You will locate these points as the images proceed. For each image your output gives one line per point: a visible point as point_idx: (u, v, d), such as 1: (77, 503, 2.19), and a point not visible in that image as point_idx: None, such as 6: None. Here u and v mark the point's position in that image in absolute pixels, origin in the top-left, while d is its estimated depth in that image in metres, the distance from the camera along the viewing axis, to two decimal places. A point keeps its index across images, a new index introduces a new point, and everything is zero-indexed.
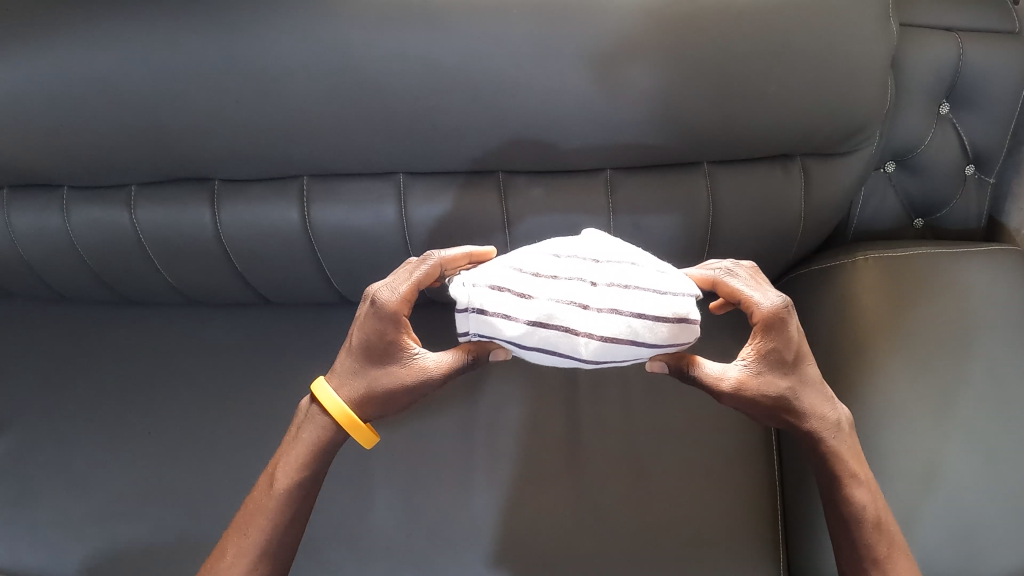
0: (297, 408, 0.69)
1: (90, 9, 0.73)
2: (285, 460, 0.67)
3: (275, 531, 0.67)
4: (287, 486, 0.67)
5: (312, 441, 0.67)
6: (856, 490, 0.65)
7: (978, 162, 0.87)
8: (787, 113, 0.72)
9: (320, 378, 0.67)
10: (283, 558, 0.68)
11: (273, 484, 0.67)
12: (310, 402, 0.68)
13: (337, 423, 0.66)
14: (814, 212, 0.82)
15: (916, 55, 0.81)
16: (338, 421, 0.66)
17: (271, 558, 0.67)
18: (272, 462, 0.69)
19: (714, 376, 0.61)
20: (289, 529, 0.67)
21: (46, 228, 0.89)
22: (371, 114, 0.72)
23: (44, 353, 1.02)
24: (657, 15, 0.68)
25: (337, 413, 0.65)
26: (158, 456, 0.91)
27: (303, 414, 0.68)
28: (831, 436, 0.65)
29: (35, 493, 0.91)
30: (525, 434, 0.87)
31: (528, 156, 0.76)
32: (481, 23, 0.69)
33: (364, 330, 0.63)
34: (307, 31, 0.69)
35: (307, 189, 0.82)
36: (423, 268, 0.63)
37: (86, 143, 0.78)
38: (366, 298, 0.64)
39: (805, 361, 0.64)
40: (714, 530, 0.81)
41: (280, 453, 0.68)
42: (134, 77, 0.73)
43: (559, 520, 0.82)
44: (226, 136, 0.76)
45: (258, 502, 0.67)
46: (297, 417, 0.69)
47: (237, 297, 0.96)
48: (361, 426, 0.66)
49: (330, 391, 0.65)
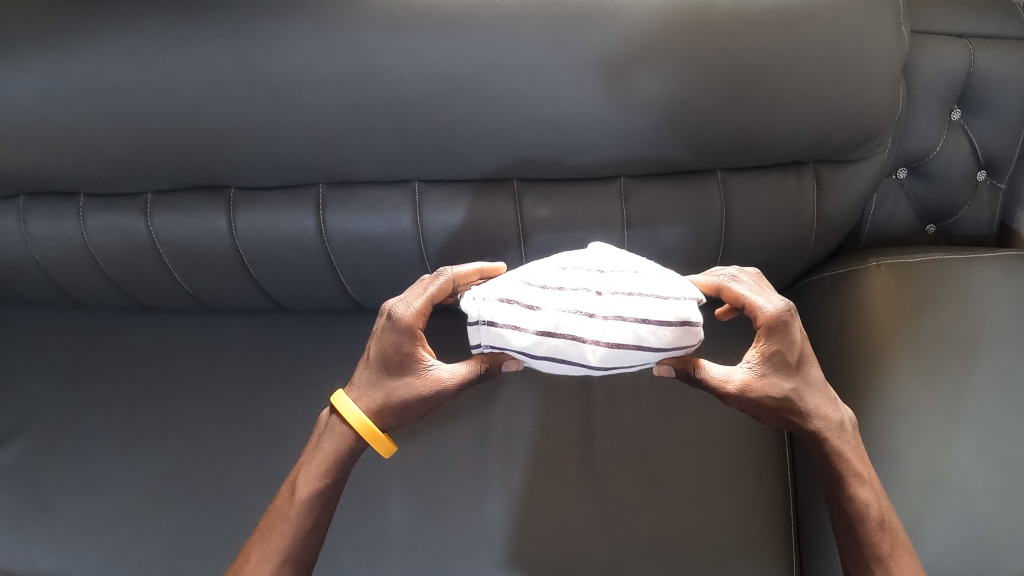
0: (317, 419, 0.70)
1: (106, 18, 0.74)
2: (307, 468, 0.68)
3: (298, 535, 0.67)
4: (308, 493, 0.67)
5: (333, 451, 0.67)
6: (859, 490, 0.65)
7: (990, 167, 0.87)
8: (800, 120, 0.72)
9: (339, 391, 0.68)
10: (305, 563, 0.68)
11: (294, 492, 0.68)
12: (330, 413, 0.69)
13: (357, 433, 0.67)
14: (826, 219, 0.82)
15: (927, 61, 0.81)
16: (358, 432, 0.66)
17: (294, 563, 0.67)
18: (293, 471, 0.69)
19: (720, 379, 0.62)
20: (311, 534, 0.68)
21: (62, 236, 0.89)
22: (387, 123, 0.73)
23: (61, 359, 1.03)
24: (669, 22, 0.69)
25: (358, 424, 0.65)
26: (173, 460, 0.92)
27: (323, 424, 0.69)
28: (834, 437, 0.65)
29: (51, 497, 0.92)
30: (537, 439, 0.87)
31: (543, 165, 0.77)
32: (495, 32, 0.69)
33: (380, 343, 0.64)
34: (322, 39, 0.70)
35: (322, 198, 0.82)
36: (437, 283, 0.64)
37: (104, 152, 0.79)
38: (382, 313, 0.65)
39: (808, 364, 0.64)
40: (725, 534, 0.81)
41: (301, 462, 0.69)
42: (150, 85, 0.74)
43: (571, 526, 0.82)
44: (242, 144, 0.77)
45: (280, 508, 0.68)
46: (317, 427, 0.70)
47: (252, 303, 0.97)
48: (380, 436, 0.66)
49: (349, 402, 0.66)
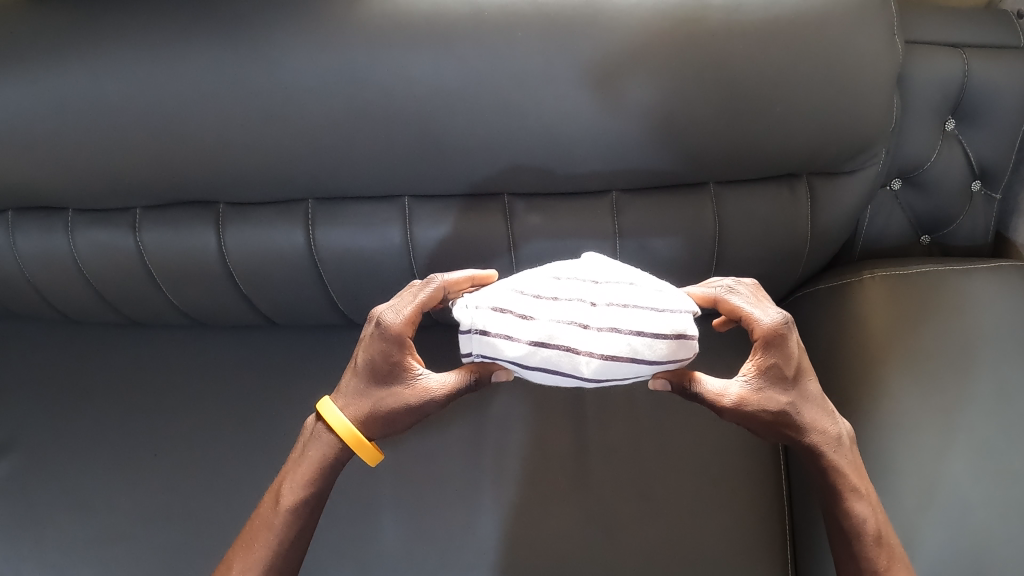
0: (303, 426, 0.69)
1: (92, 33, 0.73)
2: (291, 476, 0.67)
3: (281, 545, 0.66)
4: (292, 502, 0.66)
5: (318, 459, 0.66)
6: (856, 504, 0.65)
7: (985, 177, 0.87)
8: (794, 132, 0.72)
9: (325, 398, 0.67)
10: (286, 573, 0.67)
11: (279, 500, 0.67)
12: (315, 420, 0.68)
13: (342, 441, 0.66)
14: (820, 232, 0.82)
15: (921, 72, 0.80)
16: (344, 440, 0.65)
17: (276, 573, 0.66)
18: (278, 479, 0.69)
19: (715, 393, 0.61)
20: (294, 543, 0.67)
21: (51, 251, 0.89)
22: (376, 137, 0.72)
23: (51, 373, 1.02)
24: (660, 34, 0.68)
25: (344, 433, 0.64)
26: (162, 476, 0.91)
27: (309, 432, 0.68)
28: (831, 450, 0.65)
29: (37, 513, 0.91)
30: (530, 453, 0.87)
31: (535, 178, 0.76)
32: (485, 46, 0.68)
33: (369, 351, 0.63)
34: (311, 54, 0.69)
35: (312, 213, 0.82)
36: (427, 290, 0.63)
37: (91, 168, 0.78)
38: (371, 320, 0.64)
39: (806, 376, 0.63)
40: (720, 548, 0.80)
41: (285, 470, 0.68)
42: (137, 101, 0.73)
43: (563, 541, 0.81)
44: (230, 159, 0.76)
45: (263, 517, 0.67)
46: (303, 435, 0.69)
47: (243, 318, 0.96)
48: (365, 444, 0.65)
49: (336, 410, 0.65)
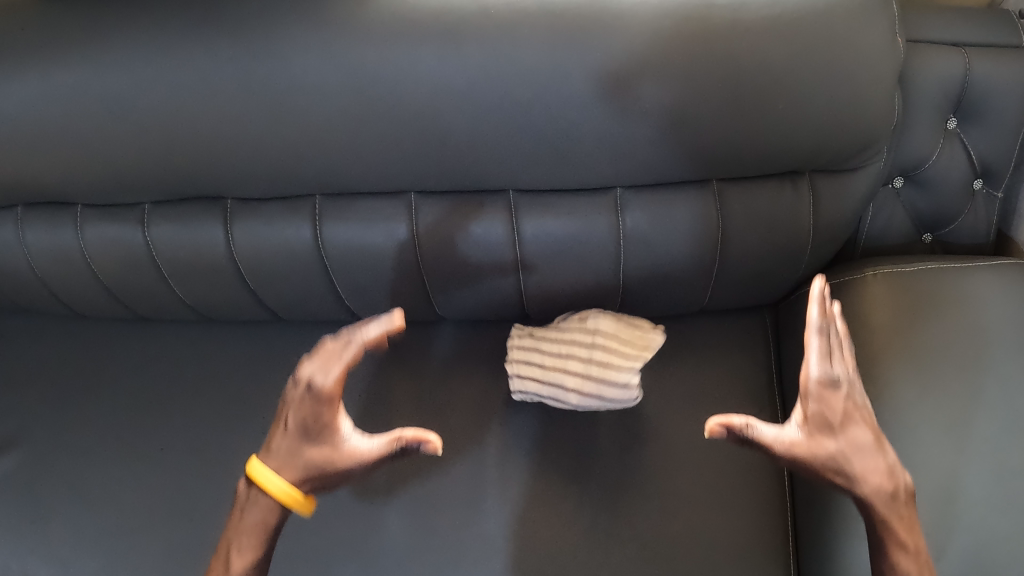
0: (235, 491, 0.68)
1: (102, 28, 0.74)
2: (235, 542, 0.65)
3: None
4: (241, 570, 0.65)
5: (260, 522, 0.65)
6: (899, 556, 0.61)
7: (986, 176, 0.87)
8: (796, 130, 0.72)
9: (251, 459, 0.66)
10: None
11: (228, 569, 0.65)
12: (246, 487, 0.66)
13: (280, 507, 0.65)
14: (823, 230, 0.82)
15: (923, 71, 0.81)
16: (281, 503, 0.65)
17: None
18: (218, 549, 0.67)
19: (770, 439, 0.63)
20: None
21: (60, 246, 0.90)
22: (383, 134, 0.73)
23: (59, 368, 1.03)
24: (665, 31, 0.68)
25: (281, 497, 0.65)
26: (169, 469, 0.92)
27: (242, 497, 0.67)
28: (880, 505, 0.63)
29: (46, 505, 0.92)
30: (535, 448, 0.89)
31: (540, 175, 0.77)
32: (491, 42, 0.69)
33: (300, 413, 0.66)
34: (319, 50, 0.70)
35: (319, 209, 0.83)
36: (348, 351, 0.64)
37: (101, 163, 0.79)
38: (297, 382, 0.66)
39: (858, 428, 0.64)
40: (721, 541, 0.82)
41: (226, 537, 0.66)
42: (147, 96, 0.74)
43: (567, 534, 0.83)
44: (238, 155, 0.77)
45: None
46: (237, 500, 0.67)
47: (250, 314, 0.97)
48: (303, 505, 0.66)
49: (269, 478, 0.65)
